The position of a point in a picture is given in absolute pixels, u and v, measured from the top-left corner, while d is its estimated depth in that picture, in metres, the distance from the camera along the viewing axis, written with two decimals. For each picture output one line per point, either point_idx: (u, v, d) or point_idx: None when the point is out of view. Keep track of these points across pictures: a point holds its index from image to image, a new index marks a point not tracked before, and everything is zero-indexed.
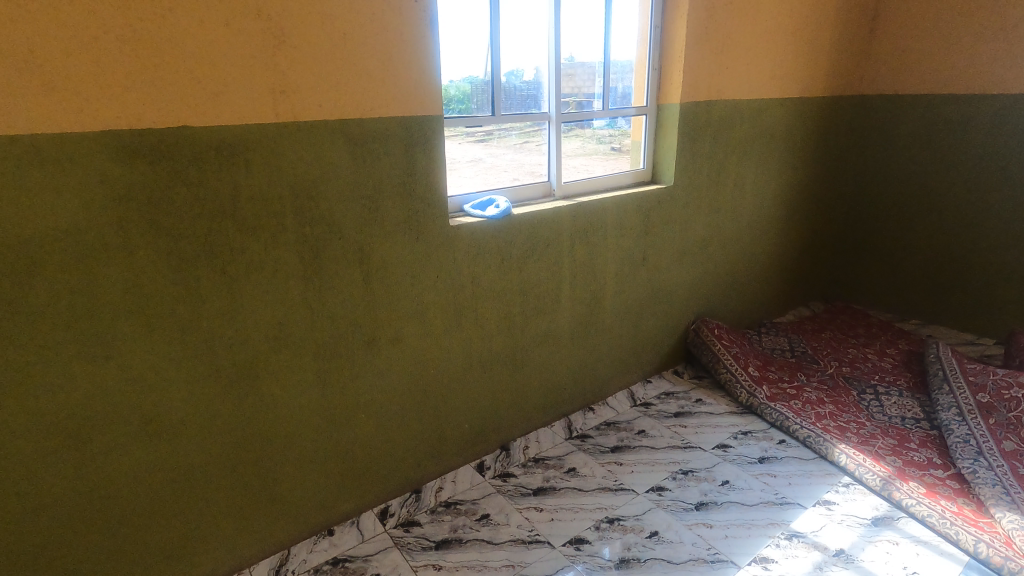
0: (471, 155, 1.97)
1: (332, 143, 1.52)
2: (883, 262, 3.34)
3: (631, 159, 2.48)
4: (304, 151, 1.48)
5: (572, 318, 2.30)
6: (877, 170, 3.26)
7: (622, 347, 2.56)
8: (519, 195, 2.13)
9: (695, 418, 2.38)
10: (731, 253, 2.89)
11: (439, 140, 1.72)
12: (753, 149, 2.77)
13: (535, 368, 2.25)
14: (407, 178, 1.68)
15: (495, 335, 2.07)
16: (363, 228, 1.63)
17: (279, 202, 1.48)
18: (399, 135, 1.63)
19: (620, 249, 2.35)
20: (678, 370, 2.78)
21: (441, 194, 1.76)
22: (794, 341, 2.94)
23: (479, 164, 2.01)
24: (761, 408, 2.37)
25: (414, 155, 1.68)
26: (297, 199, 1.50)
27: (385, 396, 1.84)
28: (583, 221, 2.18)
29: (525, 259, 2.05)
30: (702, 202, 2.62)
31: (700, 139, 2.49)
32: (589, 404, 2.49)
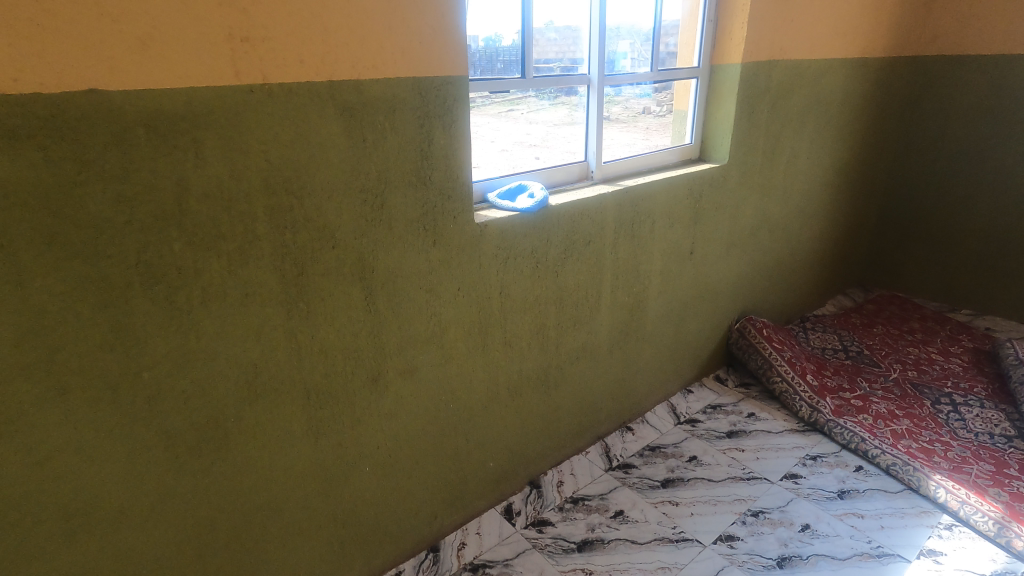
0: (497, 131, 1.54)
1: (319, 117, 1.08)
2: (934, 246, 3.01)
3: (676, 134, 2.07)
4: (280, 129, 1.04)
5: (611, 327, 1.90)
6: (933, 143, 2.88)
7: (663, 355, 2.18)
8: (552, 180, 1.71)
9: (752, 439, 2.04)
10: (779, 241, 2.52)
11: (462, 112, 1.28)
12: (810, 119, 2.36)
13: (570, 389, 1.87)
14: (421, 163, 1.25)
15: (525, 354, 1.67)
16: (364, 233, 1.20)
17: (247, 202, 1.04)
18: (409, 105, 1.19)
19: (668, 243, 1.96)
20: (721, 377, 2.43)
21: (464, 184, 1.34)
22: (846, 339, 2.61)
23: (506, 142, 1.58)
24: (828, 427, 2.04)
25: (430, 133, 1.24)
26: (272, 197, 1.06)
27: (394, 441, 1.44)
28: (629, 210, 1.77)
29: (562, 260, 1.64)
30: (755, 183, 2.22)
31: (759, 108, 2.07)
32: (626, 423, 2.13)
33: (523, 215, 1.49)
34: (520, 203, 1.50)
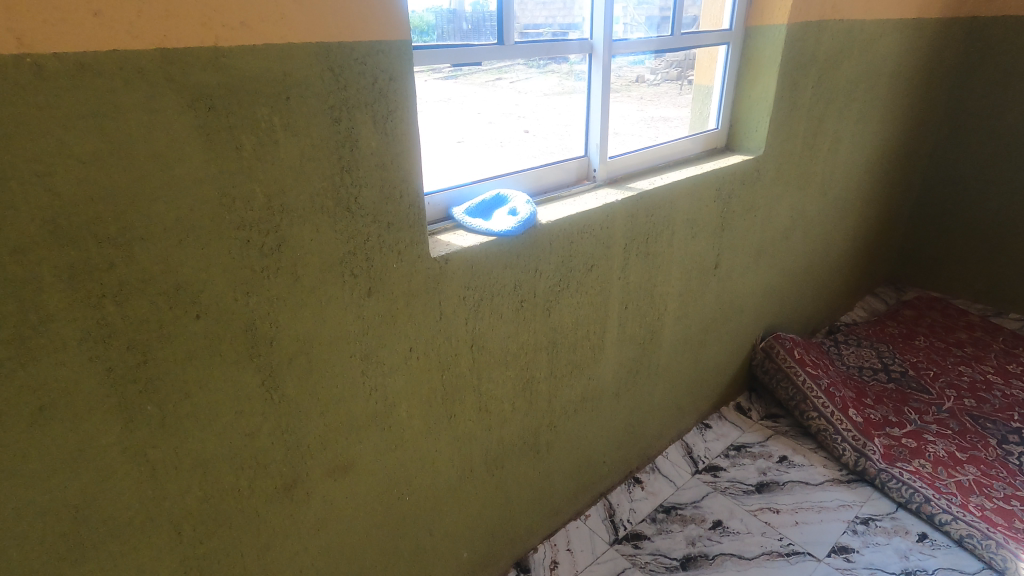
0: (486, 103, 1.12)
1: (152, 113, 0.64)
2: (979, 241, 2.63)
3: (698, 117, 1.63)
4: (75, 136, 0.60)
5: (617, 367, 1.50)
6: (986, 123, 2.47)
7: (677, 390, 1.79)
8: (543, 182, 1.28)
9: (787, 494, 1.67)
10: (812, 244, 2.11)
11: (403, 100, 0.84)
12: (857, 96, 1.93)
13: (567, 448, 1.47)
14: (338, 181, 0.81)
15: (507, 418, 1.26)
16: (248, 292, 0.77)
17: (23, 263, 0.61)
18: (316, 89, 0.75)
19: (689, 257, 1.54)
20: (743, 406, 2.05)
21: (410, 207, 0.90)
22: (885, 356, 2.24)
23: (495, 115, 1.14)
24: (881, 480, 1.66)
25: (351, 134, 0.80)
26: (74, 250, 0.63)
27: (326, 559, 1.03)
28: (644, 222, 1.34)
29: (557, 293, 1.22)
30: (792, 177, 1.80)
31: (803, 84, 1.64)
32: (633, 473, 1.75)
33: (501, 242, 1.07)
34: (497, 226, 1.07)
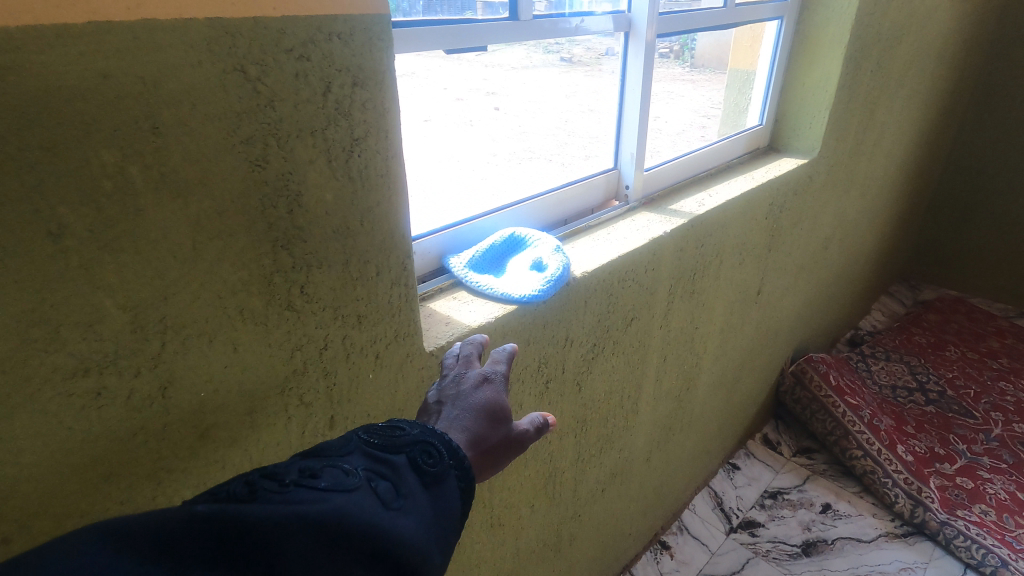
0: (455, 78, 0.74)
1: None
2: (1003, 237, 2.42)
3: (737, 111, 1.32)
4: None
5: (650, 429, 1.21)
6: (1020, 108, 2.23)
7: (708, 435, 1.52)
8: (560, 208, 0.96)
9: (839, 556, 1.43)
10: (846, 251, 1.85)
11: (376, 120, 0.49)
12: (906, 82, 1.65)
13: (592, 535, 1.18)
14: (266, 264, 0.46)
15: (525, 524, 0.96)
16: (109, 476, 0.43)
17: None
18: (218, 109, 0.40)
19: (734, 289, 1.25)
20: (771, 439, 1.80)
21: (392, 288, 0.57)
22: (918, 372, 2.02)
23: (466, 91, 0.76)
24: (944, 536, 1.44)
25: (288, 186, 0.45)
26: None
27: None
28: (692, 256, 1.04)
29: (589, 361, 0.91)
30: (839, 179, 1.52)
31: (863, 69, 1.34)
32: (659, 537, 1.48)
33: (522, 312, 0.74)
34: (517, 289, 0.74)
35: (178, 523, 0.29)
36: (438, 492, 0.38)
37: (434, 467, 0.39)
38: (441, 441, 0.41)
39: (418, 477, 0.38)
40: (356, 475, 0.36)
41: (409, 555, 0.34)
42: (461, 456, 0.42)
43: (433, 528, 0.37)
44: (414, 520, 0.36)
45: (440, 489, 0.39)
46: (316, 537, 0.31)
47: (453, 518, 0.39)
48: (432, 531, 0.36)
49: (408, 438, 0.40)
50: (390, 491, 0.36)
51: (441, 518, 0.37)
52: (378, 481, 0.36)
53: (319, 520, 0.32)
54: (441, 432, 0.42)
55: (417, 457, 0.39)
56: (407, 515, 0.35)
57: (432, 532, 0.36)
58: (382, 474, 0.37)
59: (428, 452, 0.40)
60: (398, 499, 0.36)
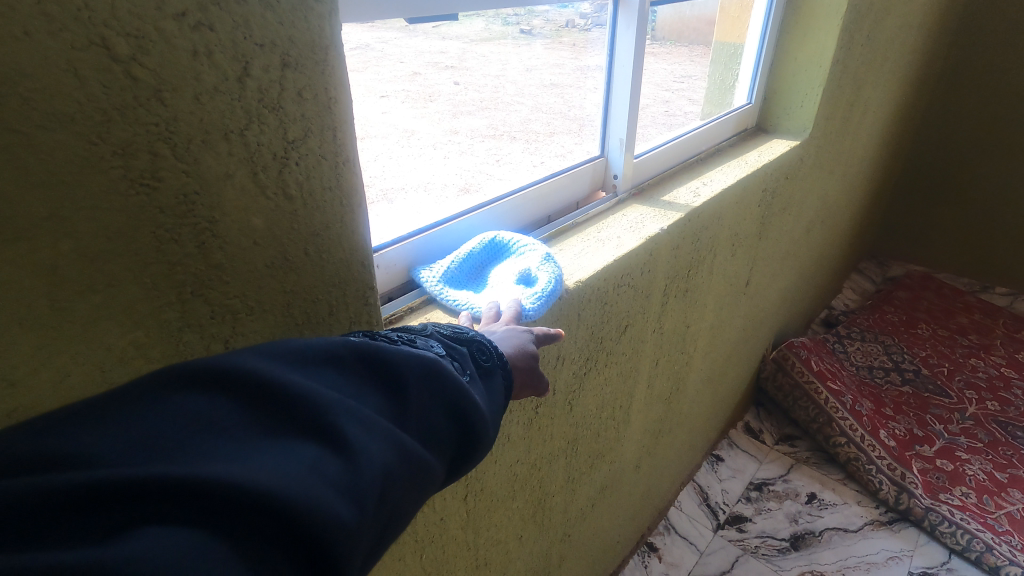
0: (410, 51, 0.61)
1: None
2: (969, 213, 2.44)
3: (725, 89, 1.23)
4: None
5: (640, 436, 1.13)
6: (989, 82, 2.22)
7: (694, 431, 1.45)
8: (544, 205, 0.86)
9: (828, 548, 1.41)
10: (826, 233, 1.80)
11: (318, 113, 0.36)
12: (890, 55, 1.58)
13: (582, 551, 1.10)
14: (171, 319, 0.33)
15: (514, 557, 0.86)
16: None
17: None
18: (67, 106, 0.26)
19: (725, 282, 1.17)
20: (753, 427, 1.76)
21: (350, 328, 0.45)
22: (892, 351, 2.02)
23: (423, 65, 0.63)
24: (930, 522, 1.43)
25: (195, 211, 0.32)
26: None
27: None
28: (688, 251, 0.94)
29: (581, 377, 0.81)
30: (825, 160, 1.44)
31: (855, 42, 1.26)
32: (647, 538, 1.42)
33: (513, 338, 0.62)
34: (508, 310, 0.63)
35: (329, 344, 0.36)
36: (495, 377, 0.45)
37: (493, 361, 0.46)
38: (492, 344, 0.47)
39: (481, 362, 0.45)
40: (441, 347, 0.43)
41: (483, 413, 0.41)
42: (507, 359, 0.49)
43: (494, 403, 0.44)
44: (481, 391, 0.43)
45: (492, 381, 0.45)
46: (421, 379, 0.38)
47: (505, 403, 0.45)
48: (493, 404, 0.43)
49: (472, 334, 0.47)
50: (463, 363, 0.43)
51: (497, 397, 0.44)
52: (454, 355, 0.43)
53: (423, 366, 0.38)
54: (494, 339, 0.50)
55: (479, 348, 0.46)
56: (476, 386, 0.42)
57: (492, 405, 0.43)
58: (456, 352, 0.44)
59: (488, 347, 0.47)
60: (472, 372, 0.43)
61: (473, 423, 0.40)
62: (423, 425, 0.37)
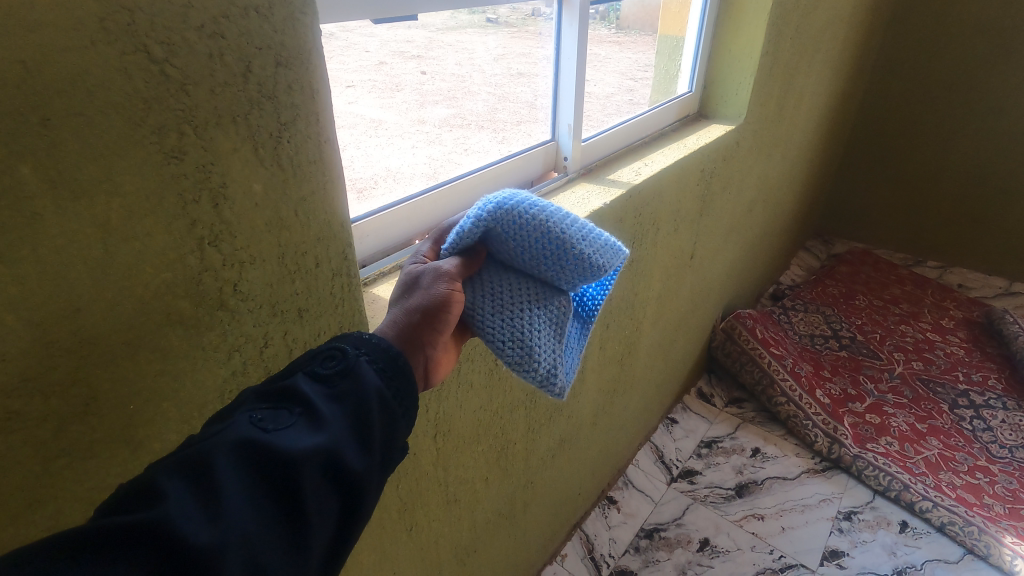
0: (374, 41, 0.70)
1: None
2: (904, 193, 2.63)
3: (668, 79, 1.35)
4: None
5: (596, 393, 1.25)
6: (918, 71, 2.40)
7: (648, 394, 1.59)
8: (501, 185, 0.96)
9: (768, 494, 1.56)
10: (769, 211, 1.95)
11: (304, 102, 0.46)
12: (822, 47, 1.72)
13: (546, 498, 1.22)
14: (192, 264, 0.43)
15: (482, 496, 0.97)
16: (35, 500, 0.40)
17: None
18: (119, 99, 0.35)
19: (670, 254, 1.29)
20: (705, 392, 1.91)
21: (334, 277, 0.54)
22: (833, 321, 2.19)
23: (388, 55, 0.72)
24: (857, 468, 1.60)
25: (210, 179, 0.41)
26: None
27: None
28: (631, 224, 1.06)
29: None
30: (762, 143, 1.58)
31: (784, 35, 1.39)
32: (607, 493, 1.55)
33: (583, 237, 0.60)
34: (549, 260, 0.59)
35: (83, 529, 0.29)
36: (349, 376, 0.43)
37: (339, 365, 0.43)
38: (342, 356, 0.45)
39: (326, 378, 0.43)
40: (253, 418, 0.38)
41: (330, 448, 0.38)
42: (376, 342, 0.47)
43: (354, 407, 0.41)
44: (331, 410, 0.40)
45: (351, 387, 0.43)
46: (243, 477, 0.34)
47: (378, 387, 0.43)
48: (356, 409, 0.41)
49: (302, 362, 0.44)
50: (296, 401, 0.40)
51: (361, 394, 0.42)
52: (282, 403, 0.40)
53: (233, 453, 0.35)
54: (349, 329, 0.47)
55: (314, 369, 0.43)
56: (320, 410, 0.40)
57: (355, 415, 0.41)
58: (285, 396, 0.41)
59: (324, 359, 0.44)
60: (307, 405, 0.40)
61: (327, 460, 0.37)
62: (267, 512, 0.34)
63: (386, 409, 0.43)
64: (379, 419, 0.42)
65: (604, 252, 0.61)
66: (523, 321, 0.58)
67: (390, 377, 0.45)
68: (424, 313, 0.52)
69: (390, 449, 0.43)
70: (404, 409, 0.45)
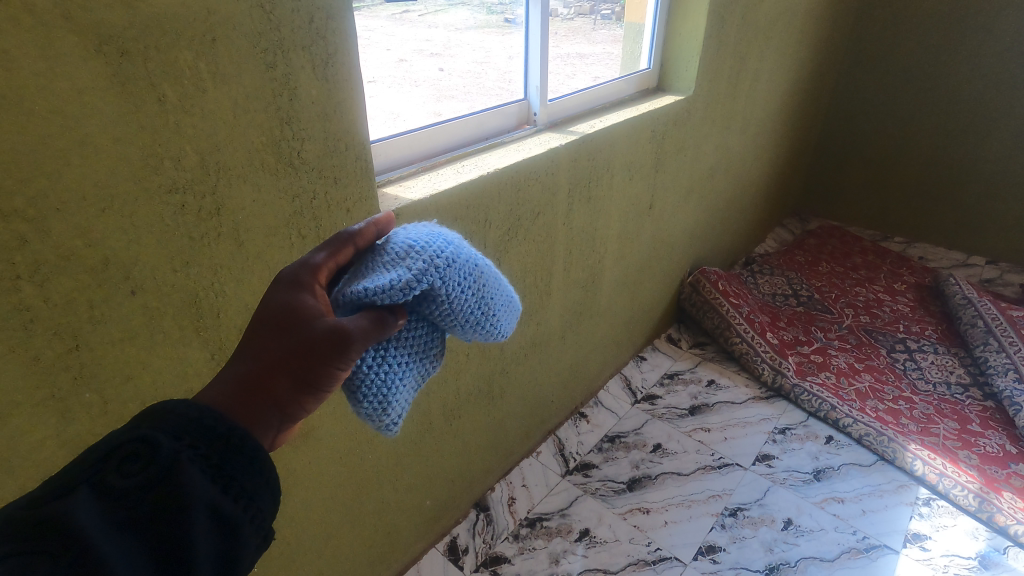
0: (395, 42, 1.00)
1: (70, 61, 0.55)
2: (871, 174, 2.87)
3: (631, 58, 1.64)
4: None
5: (563, 310, 1.55)
6: (880, 61, 2.67)
7: (616, 327, 1.87)
8: (483, 130, 1.25)
9: (716, 413, 1.84)
10: (734, 180, 2.23)
11: (344, 43, 0.76)
12: (775, 35, 2.00)
13: (520, 391, 1.52)
14: (278, 135, 0.73)
15: (463, 368, 1.27)
16: (188, 262, 0.71)
17: None
18: (247, 28, 0.66)
19: (627, 200, 1.58)
20: (673, 337, 2.18)
21: (360, 161, 0.85)
22: (795, 283, 2.45)
23: (408, 54, 1.03)
24: (795, 394, 1.87)
25: (288, 83, 0.72)
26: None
27: (294, 519, 1.03)
28: (586, 165, 1.35)
29: (505, 241, 1.22)
30: (717, 116, 1.86)
31: (729, 22, 1.67)
32: (578, 409, 1.84)
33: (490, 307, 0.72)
34: (464, 325, 0.71)
35: None
36: (161, 482, 0.42)
37: (146, 471, 0.42)
38: (137, 474, 0.41)
39: (121, 491, 0.40)
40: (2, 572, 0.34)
41: None
42: (215, 431, 0.46)
43: (164, 524, 0.40)
44: (119, 544, 0.38)
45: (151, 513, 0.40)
46: None
47: (211, 490, 0.43)
48: (162, 533, 0.40)
49: (95, 465, 0.42)
50: (68, 536, 0.37)
51: (177, 505, 0.41)
52: (48, 540, 0.37)
53: None
54: (178, 398, 0.47)
55: (110, 478, 0.41)
56: (101, 548, 0.37)
57: (156, 543, 0.40)
58: (55, 528, 0.37)
59: (126, 462, 0.42)
60: (85, 542, 0.37)
61: None
62: None
63: (216, 520, 0.43)
64: (202, 537, 0.41)
65: (502, 315, 0.74)
66: (400, 380, 0.69)
67: (220, 476, 0.44)
68: (282, 392, 0.53)
69: (230, 561, 0.43)
70: (251, 512, 0.45)
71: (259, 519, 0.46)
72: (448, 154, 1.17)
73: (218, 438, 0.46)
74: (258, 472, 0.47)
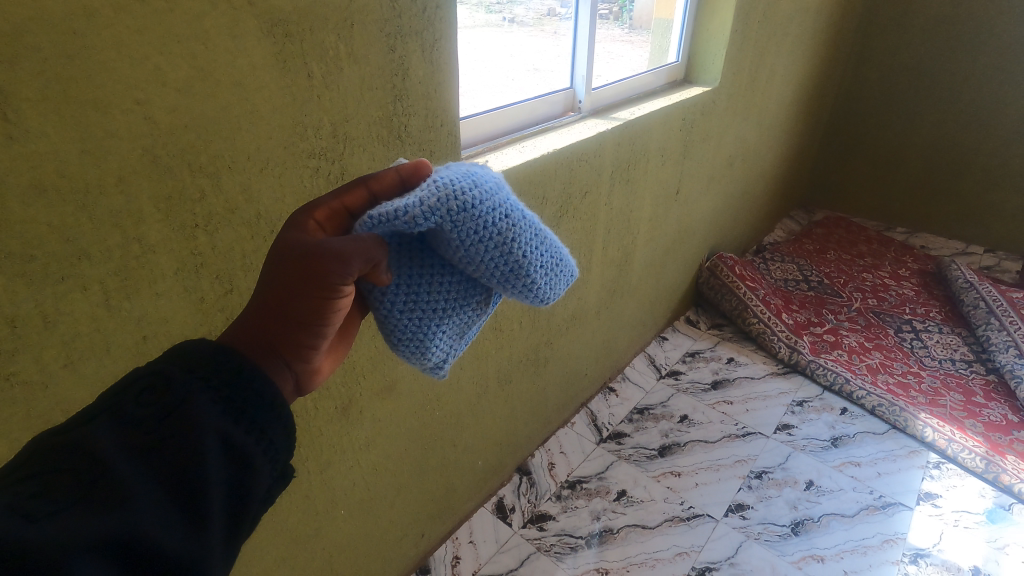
0: None
1: (249, 44, 0.65)
2: (875, 167, 2.99)
3: (660, 52, 1.75)
4: (183, 68, 0.60)
5: (600, 288, 1.65)
6: (885, 59, 2.79)
7: (643, 307, 1.98)
8: (536, 114, 1.35)
9: (737, 387, 1.96)
10: (749, 170, 2.34)
11: (445, 28, 0.86)
12: (791, 32, 2.11)
13: (559, 363, 1.62)
14: (392, 110, 0.84)
15: (517, 335, 1.38)
16: None
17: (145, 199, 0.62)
18: (376, 14, 0.76)
19: (659, 184, 1.69)
20: (692, 319, 2.30)
21: (451, 135, 0.95)
22: (805, 269, 2.57)
23: None
24: (811, 368, 1.98)
25: (402, 64, 0.82)
26: (181, 182, 0.64)
27: (374, 468, 1.13)
28: (627, 149, 1.46)
29: (558, 217, 1.33)
30: (738, 107, 1.97)
31: (751, 18, 1.78)
32: (607, 384, 1.95)
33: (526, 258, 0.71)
34: (494, 277, 0.71)
35: None
36: (175, 412, 0.42)
37: (162, 402, 0.43)
38: (153, 403, 0.42)
39: (136, 418, 0.41)
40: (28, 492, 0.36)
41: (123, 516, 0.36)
42: (227, 364, 0.47)
43: (173, 452, 0.40)
44: (135, 466, 0.39)
45: (162, 443, 0.40)
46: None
47: (219, 421, 0.43)
48: (176, 460, 0.40)
49: (115, 396, 0.43)
50: (90, 458, 0.39)
51: (187, 433, 0.41)
52: (73, 461, 0.38)
53: None
54: (194, 339, 0.47)
55: (128, 406, 0.42)
56: (118, 470, 0.38)
57: (171, 468, 0.40)
58: (80, 450, 0.39)
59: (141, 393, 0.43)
60: (102, 464, 0.38)
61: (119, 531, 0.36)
62: None
63: (229, 450, 0.43)
64: (213, 465, 0.41)
65: (541, 270, 0.73)
66: (434, 326, 0.74)
67: (231, 408, 0.45)
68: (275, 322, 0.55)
69: (242, 493, 0.43)
70: (263, 445, 0.45)
71: (274, 451, 0.46)
72: (508, 136, 1.28)
73: (227, 372, 0.46)
74: (270, 407, 0.47)
